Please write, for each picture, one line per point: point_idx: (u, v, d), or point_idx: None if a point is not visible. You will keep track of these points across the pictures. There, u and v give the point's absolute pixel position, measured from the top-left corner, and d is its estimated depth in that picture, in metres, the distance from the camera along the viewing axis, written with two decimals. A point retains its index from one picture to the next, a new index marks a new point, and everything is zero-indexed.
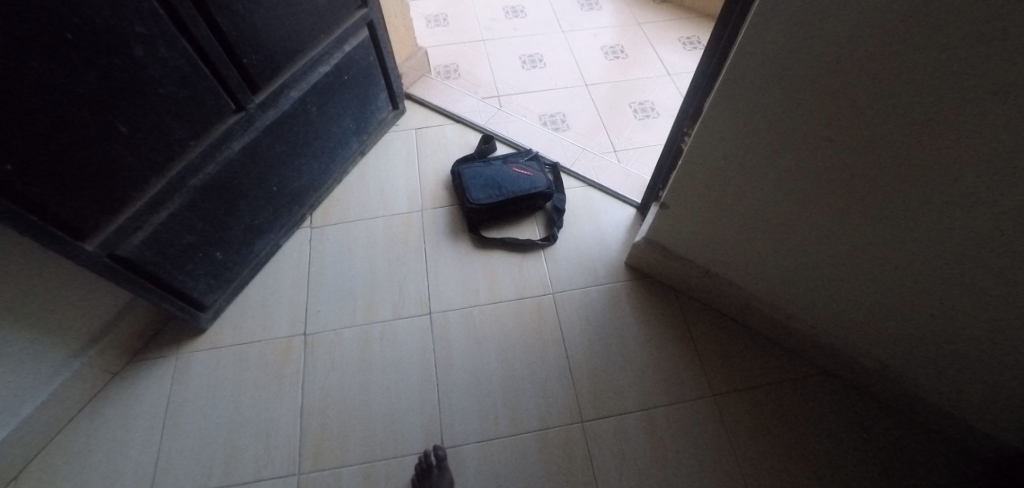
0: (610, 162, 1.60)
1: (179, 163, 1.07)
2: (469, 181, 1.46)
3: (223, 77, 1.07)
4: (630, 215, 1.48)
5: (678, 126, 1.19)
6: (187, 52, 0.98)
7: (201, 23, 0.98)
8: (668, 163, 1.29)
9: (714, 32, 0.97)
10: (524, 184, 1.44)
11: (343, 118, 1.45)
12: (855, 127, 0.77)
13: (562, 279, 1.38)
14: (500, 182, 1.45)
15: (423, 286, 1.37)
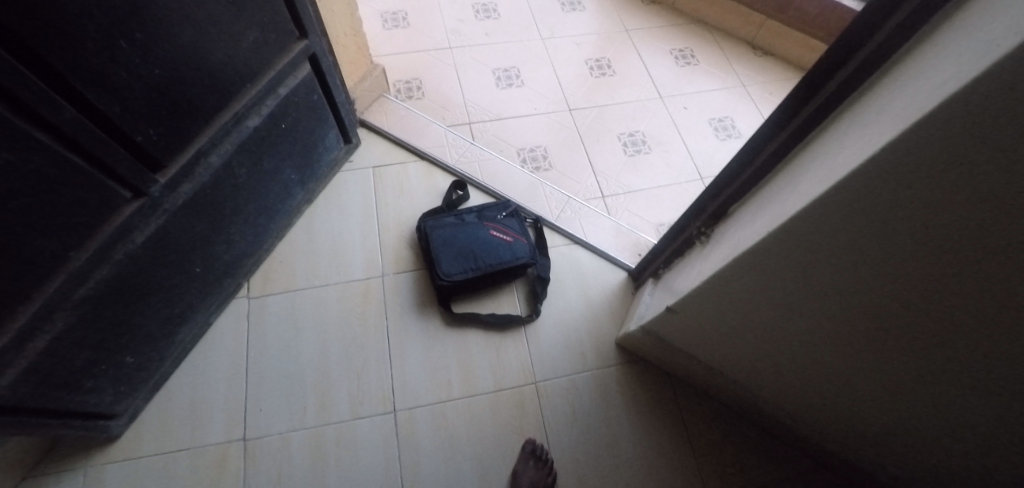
0: (598, 214, 1.40)
1: (58, 279, 0.79)
2: (438, 247, 1.23)
3: (109, 163, 0.78)
4: (621, 282, 1.31)
5: (694, 216, 1.02)
6: (48, 145, 0.69)
7: (64, 104, 0.68)
8: (673, 246, 1.11)
9: (748, 142, 0.81)
10: (503, 253, 1.23)
11: (283, 170, 1.18)
12: (941, 332, 0.59)
13: (546, 363, 1.21)
14: (475, 251, 1.22)
15: (383, 375, 1.18)
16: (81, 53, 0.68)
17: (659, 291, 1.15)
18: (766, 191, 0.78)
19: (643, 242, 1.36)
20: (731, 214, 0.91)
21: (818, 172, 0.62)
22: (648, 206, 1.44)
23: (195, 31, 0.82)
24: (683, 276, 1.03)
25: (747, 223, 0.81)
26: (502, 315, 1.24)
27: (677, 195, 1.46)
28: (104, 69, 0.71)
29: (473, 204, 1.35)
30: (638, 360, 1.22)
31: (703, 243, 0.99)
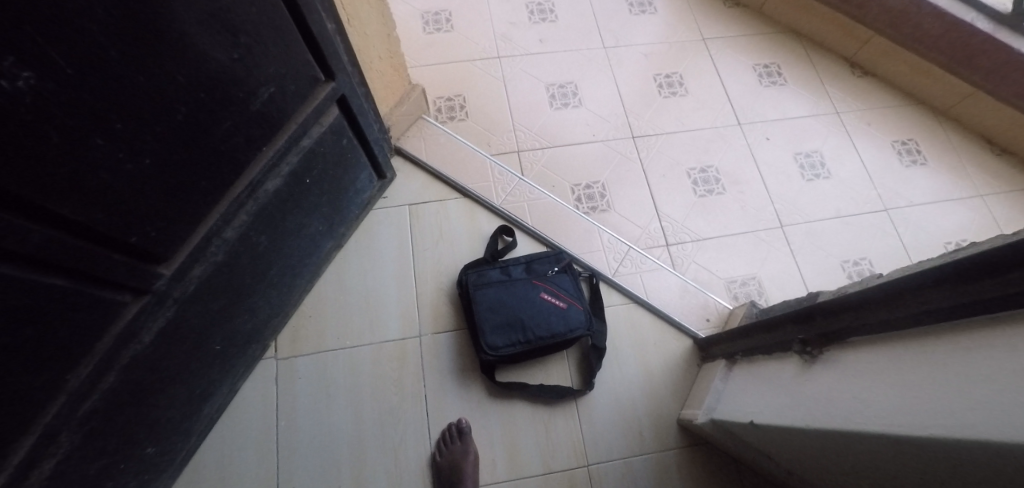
0: (662, 268, 1.21)
1: (55, 404, 0.66)
2: (481, 311, 1.06)
3: (101, 274, 0.64)
4: (686, 350, 1.12)
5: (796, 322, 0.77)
6: (30, 280, 0.56)
7: (44, 232, 0.55)
8: (761, 339, 0.88)
9: (888, 283, 0.57)
10: (555, 323, 1.05)
11: (310, 224, 1.03)
12: None
13: (600, 445, 1.04)
14: (523, 318, 1.05)
15: (422, 452, 1.04)
16: (46, 167, 0.52)
17: (737, 383, 0.94)
18: (893, 360, 0.58)
19: (711, 305, 1.16)
20: (853, 346, 0.65)
21: (976, 425, 0.44)
22: (718, 258, 1.23)
23: (196, 104, 0.65)
24: (774, 391, 0.80)
25: (868, 391, 0.60)
26: (552, 385, 1.06)
27: (753, 248, 1.25)
28: (81, 178, 0.56)
29: (520, 256, 1.17)
30: (700, 442, 1.05)
31: (809, 362, 0.75)
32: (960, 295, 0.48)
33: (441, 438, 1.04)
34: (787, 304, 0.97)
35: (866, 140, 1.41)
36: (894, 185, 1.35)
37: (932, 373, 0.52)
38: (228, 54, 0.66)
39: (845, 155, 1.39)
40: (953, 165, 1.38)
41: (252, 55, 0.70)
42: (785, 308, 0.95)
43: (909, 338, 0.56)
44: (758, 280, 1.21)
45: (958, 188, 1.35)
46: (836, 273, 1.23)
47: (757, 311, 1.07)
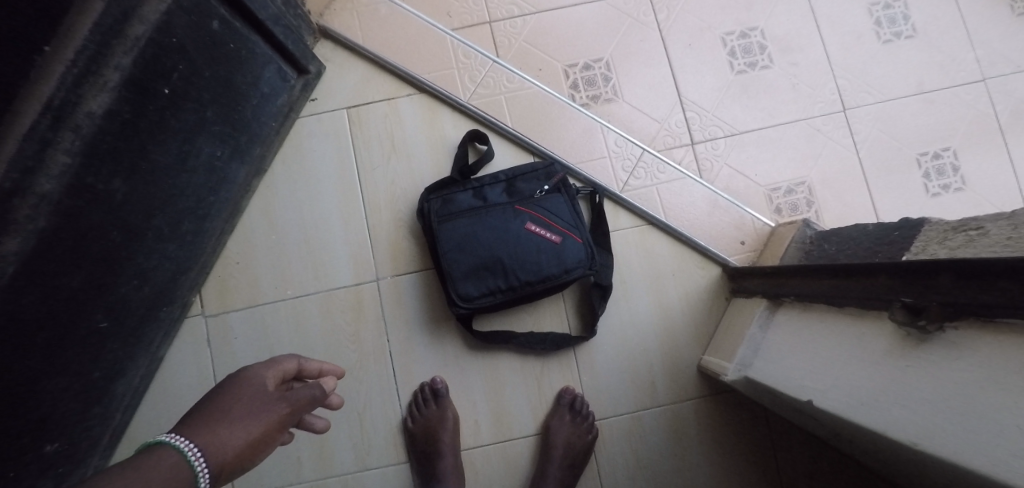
0: (686, 177, 0.92)
1: None
2: (448, 251, 0.81)
3: None
4: (713, 281, 0.90)
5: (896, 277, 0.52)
6: None
7: None
8: (832, 288, 0.64)
9: None
10: (546, 262, 0.80)
11: (199, 152, 0.73)
12: None
13: (602, 397, 0.88)
14: (504, 258, 0.80)
15: (392, 412, 0.88)
16: None
17: (790, 341, 0.70)
18: None
19: (748, 224, 0.90)
20: (994, 331, 0.40)
21: None
22: (759, 158, 0.95)
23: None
24: (846, 369, 0.58)
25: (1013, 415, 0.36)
26: (544, 333, 0.86)
27: (805, 143, 0.96)
28: None
29: (500, 172, 0.88)
30: (721, 392, 0.88)
31: (910, 337, 0.50)
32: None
33: (412, 403, 0.87)
34: (870, 235, 0.69)
35: None
36: (1001, 38, 1.01)
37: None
38: None
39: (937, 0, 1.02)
40: None
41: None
42: (871, 241, 0.68)
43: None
44: (808, 186, 0.95)
45: None
46: (907, 170, 0.96)
47: (815, 236, 0.81)
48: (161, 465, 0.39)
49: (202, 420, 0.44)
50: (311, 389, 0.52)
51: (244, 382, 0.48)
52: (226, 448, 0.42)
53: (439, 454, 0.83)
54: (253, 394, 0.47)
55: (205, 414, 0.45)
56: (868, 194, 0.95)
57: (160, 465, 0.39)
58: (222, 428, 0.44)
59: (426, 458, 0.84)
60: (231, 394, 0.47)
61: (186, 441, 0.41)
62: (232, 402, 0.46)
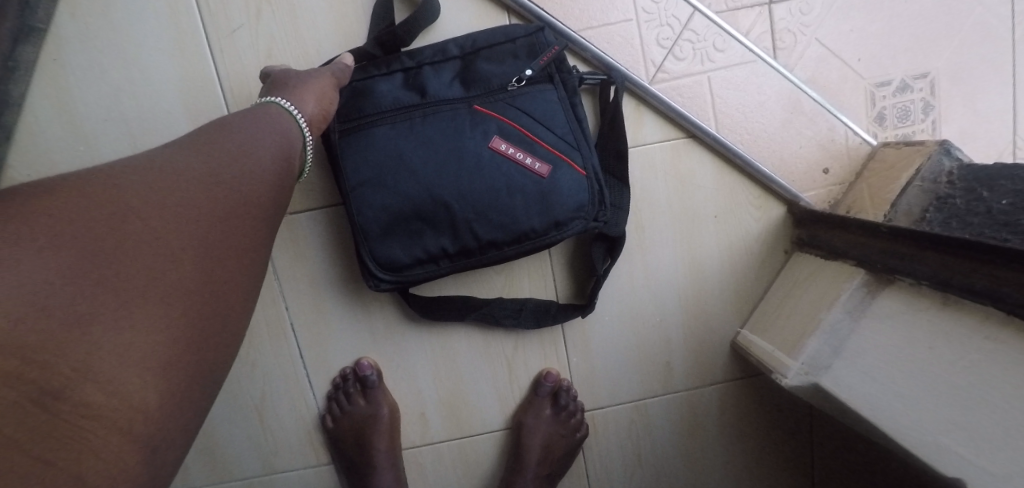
0: (755, 61, 0.57)
1: None
2: (358, 186, 0.49)
3: None
4: (770, 225, 0.61)
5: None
6: None
7: None
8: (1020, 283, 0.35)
9: None
10: (522, 210, 0.49)
11: None
12: None
13: (596, 382, 0.64)
14: (451, 204, 0.49)
15: (305, 403, 0.63)
16: None
17: (915, 359, 0.43)
18: None
19: (838, 141, 0.58)
20: None
21: None
22: (866, 31, 0.60)
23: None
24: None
25: None
26: (519, 300, 0.59)
27: (937, 7, 0.61)
28: None
29: (451, 40, 0.51)
30: (755, 375, 0.64)
31: None
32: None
33: (331, 397, 0.62)
34: None
35: None
36: None
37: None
38: None
39: None
40: None
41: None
42: None
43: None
44: (931, 81, 0.61)
45: None
46: None
47: (959, 173, 0.50)
48: (272, 118, 0.45)
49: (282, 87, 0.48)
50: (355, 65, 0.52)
51: (288, 72, 0.50)
52: (305, 103, 0.46)
53: (372, 465, 0.60)
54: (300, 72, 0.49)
55: (278, 88, 0.48)
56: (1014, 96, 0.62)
57: (273, 116, 0.45)
58: (299, 94, 0.46)
59: (355, 467, 0.61)
60: (288, 75, 0.49)
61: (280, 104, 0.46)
62: (289, 79, 0.48)
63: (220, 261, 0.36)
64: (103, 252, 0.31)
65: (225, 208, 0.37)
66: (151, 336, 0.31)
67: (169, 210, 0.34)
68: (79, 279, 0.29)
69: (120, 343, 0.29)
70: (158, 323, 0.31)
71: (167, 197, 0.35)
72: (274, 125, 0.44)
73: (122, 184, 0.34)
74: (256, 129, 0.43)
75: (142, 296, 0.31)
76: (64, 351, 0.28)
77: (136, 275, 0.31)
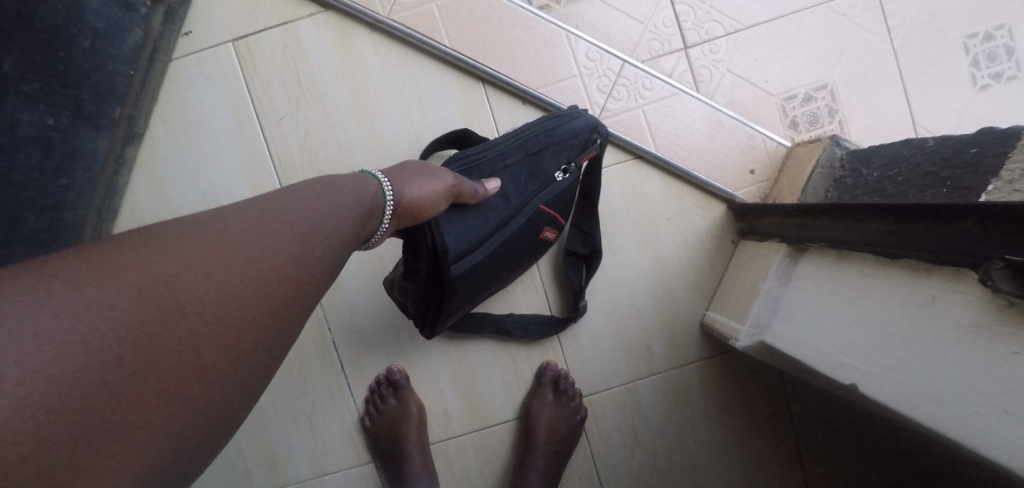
0: (680, 93, 0.72)
1: None
2: (464, 296, 0.59)
3: None
4: (716, 223, 0.73)
5: (899, 221, 0.45)
6: None
7: None
8: (880, 246, 0.47)
9: None
10: (535, 260, 0.69)
11: (16, 124, 0.54)
12: None
13: (589, 370, 0.75)
14: (505, 280, 0.66)
15: (347, 409, 0.75)
16: None
17: (825, 303, 0.54)
18: None
19: (757, 147, 0.72)
20: None
21: None
22: (768, 59, 0.75)
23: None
24: (912, 350, 0.42)
25: None
26: (528, 317, 0.72)
27: (825, 32, 0.76)
28: None
29: (528, 139, 0.59)
30: (725, 351, 0.75)
31: (1001, 303, 0.35)
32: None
33: (368, 400, 0.74)
34: (931, 154, 0.50)
35: None
36: None
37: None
38: None
39: None
40: None
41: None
42: (933, 164, 0.50)
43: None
44: (831, 90, 0.75)
45: None
46: (952, 57, 0.77)
47: (848, 158, 0.63)
48: (345, 195, 0.43)
49: (394, 172, 0.51)
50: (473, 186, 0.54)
51: (417, 164, 0.53)
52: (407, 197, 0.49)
53: (405, 455, 0.71)
54: (427, 172, 0.51)
55: (396, 174, 0.50)
56: (902, 93, 0.76)
57: (362, 192, 0.45)
58: (412, 186, 0.49)
59: (391, 460, 0.72)
60: (411, 169, 0.52)
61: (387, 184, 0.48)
62: (408, 173, 0.51)
63: (248, 362, 0.33)
64: (150, 335, 0.28)
65: (280, 299, 0.35)
66: (142, 455, 0.27)
67: (213, 300, 0.31)
68: (113, 366, 0.26)
69: (124, 458, 0.26)
70: (163, 436, 0.28)
71: (225, 278, 0.32)
72: (341, 201, 0.43)
73: (194, 249, 0.32)
74: (318, 209, 0.40)
75: (163, 401, 0.28)
76: (61, 454, 0.24)
77: (158, 380, 0.28)
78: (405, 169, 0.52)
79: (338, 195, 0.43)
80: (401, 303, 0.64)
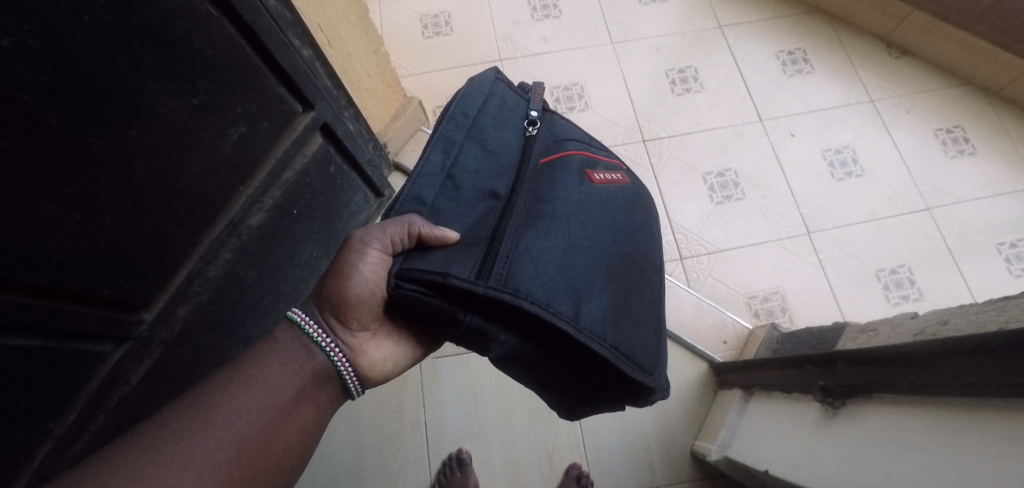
0: (676, 286, 1.13)
1: (50, 430, 0.67)
2: (564, 294, 0.58)
3: (83, 313, 0.63)
4: (702, 375, 1.05)
5: (782, 366, 0.79)
6: (21, 308, 0.55)
7: (27, 280, 0.55)
8: (780, 380, 0.79)
9: (901, 349, 0.54)
10: (603, 204, 0.70)
11: (302, 252, 1.01)
12: None
13: (605, 475, 1.00)
14: (580, 265, 0.62)
15: (422, 474, 1.03)
16: (38, 235, 0.53)
17: (753, 422, 0.85)
18: (922, 420, 0.51)
19: (728, 326, 1.08)
20: (868, 403, 0.59)
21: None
22: (737, 271, 1.16)
23: (148, 130, 0.59)
24: (793, 443, 0.71)
25: (883, 454, 0.55)
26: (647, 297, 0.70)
27: (778, 259, 1.17)
28: (65, 233, 0.56)
29: (450, 131, 0.68)
30: (710, 476, 0.98)
31: (829, 414, 0.66)
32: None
33: (439, 471, 1.01)
34: (813, 335, 0.85)
35: (904, 128, 1.35)
36: (933, 179, 1.28)
37: (983, 452, 0.44)
38: (186, 103, 0.62)
39: (877, 149, 1.32)
40: (1003, 153, 1.33)
41: (218, 75, 0.64)
42: (813, 339, 0.84)
43: (945, 405, 0.49)
44: (782, 295, 1.13)
45: (1009, 180, 1.29)
46: (870, 283, 1.14)
47: (780, 337, 0.97)
48: (292, 350, 0.57)
49: (319, 301, 0.61)
50: (397, 224, 0.57)
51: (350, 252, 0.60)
52: (345, 295, 0.60)
53: None
54: (349, 261, 0.60)
55: (332, 282, 0.61)
56: (835, 303, 1.12)
57: (291, 347, 0.58)
58: (342, 289, 0.60)
59: None
60: (343, 262, 0.60)
61: (307, 322, 0.59)
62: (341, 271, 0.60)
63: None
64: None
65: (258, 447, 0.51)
66: None
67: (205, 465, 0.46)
68: None
69: None
70: None
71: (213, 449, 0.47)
72: (299, 364, 0.57)
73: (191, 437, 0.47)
74: (279, 377, 0.55)
75: None
76: None
77: None
78: (328, 279, 0.61)
79: (296, 358, 0.58)
80: (547, 372, 0.61)
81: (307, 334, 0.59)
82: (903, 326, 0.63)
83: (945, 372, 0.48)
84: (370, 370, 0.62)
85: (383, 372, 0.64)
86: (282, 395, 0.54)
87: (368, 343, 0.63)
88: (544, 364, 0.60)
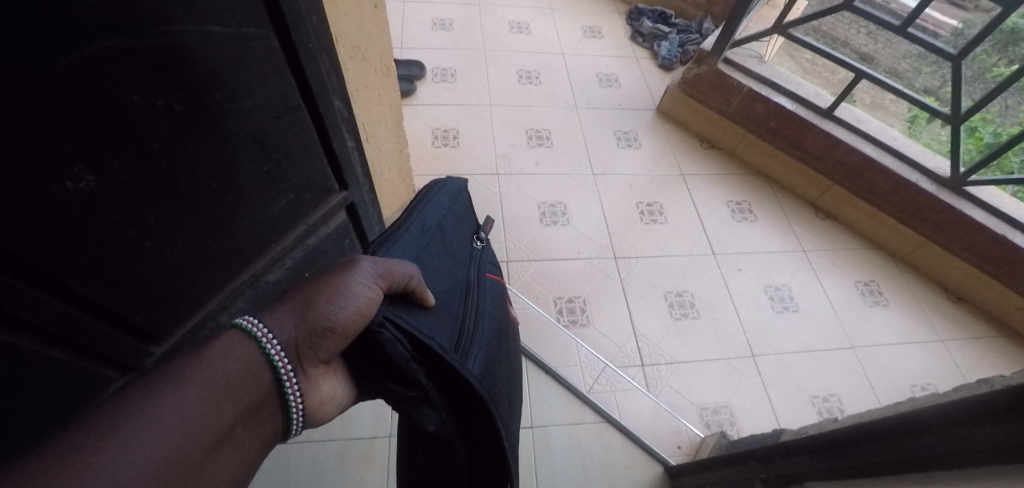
0: (636, 389, 1.24)
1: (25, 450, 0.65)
2: (496, 390, 0.66)
3: (109, 333, 0.67)
4: (659, 478, 1.11)
5: (731, 464, 0.88)
6: (68, 315, 0.60)
7: (82, 292, 0.60)
8: (728, 479, 0.88)
9: (819, 437, 0.65)
10: (510, 329, 0.84)
11: None
12: None
13: None
14: (503, 371, 0.72)
15: None
16: (110, 254, 0.60)
17: None
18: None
19: (682, 433, 1.18)
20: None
21: None
22: (690, 382, 1.28)
23: (221, 183, 0.69)
24: None
25: None
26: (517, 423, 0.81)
27: (726, 375, 1.31)
28: (127, 255, 0.62)
29: (429, 201, 0.76)
30: None
31: None
32: (909, 447, 0.51)
33: None
34: (757, 439, 0.96)
35: (830, 276, 1.61)
36: (855, 322, 1.50)
37: None
38: (257, 166, 0.74)
39: (810, 291, 1.55)
40: (909, 308, 1.58)
41: (284, 149, 0.78)
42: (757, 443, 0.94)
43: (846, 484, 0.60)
44: (730, 409, 1.26)
45: (914, 330, 1.53)
46: (805, 407, 1.30)
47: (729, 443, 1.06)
48: (241, 363, 0.48)
49: (289, 317, 0.52)
50: (400, 270, 0.58)
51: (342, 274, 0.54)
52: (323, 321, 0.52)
53: None
54: (340, 284, 0.53)
55: (312, 299, 0.53)
56: (775, 422, 1.26)
57: (241, 359, 0.48)
58: (324, 311, 0.52)
59: None
60: (331, 281, 0.54)
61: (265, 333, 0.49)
62: (327, 290, 0.53)
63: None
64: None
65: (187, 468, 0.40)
66: None
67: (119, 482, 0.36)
68: None
69: None
70: None
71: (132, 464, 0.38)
72: (250, 382, 0.48)
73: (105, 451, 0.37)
74: (224, 389, 0.45)
75: None
76: None
77: None
78: (311, 299, 0.52)
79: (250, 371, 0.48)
80: (439, 455, 0.64)
81: (267, 355, 0.49)
82: (826, 426, 0.75)
83: (847, 455, 0.59)
84: (315, 409, 0.55)
85: (326, 412, 0.57)
86: (226, 410, 0.45)
87: (321, 376, 0.56)
88: (447, 446, 0.64)
